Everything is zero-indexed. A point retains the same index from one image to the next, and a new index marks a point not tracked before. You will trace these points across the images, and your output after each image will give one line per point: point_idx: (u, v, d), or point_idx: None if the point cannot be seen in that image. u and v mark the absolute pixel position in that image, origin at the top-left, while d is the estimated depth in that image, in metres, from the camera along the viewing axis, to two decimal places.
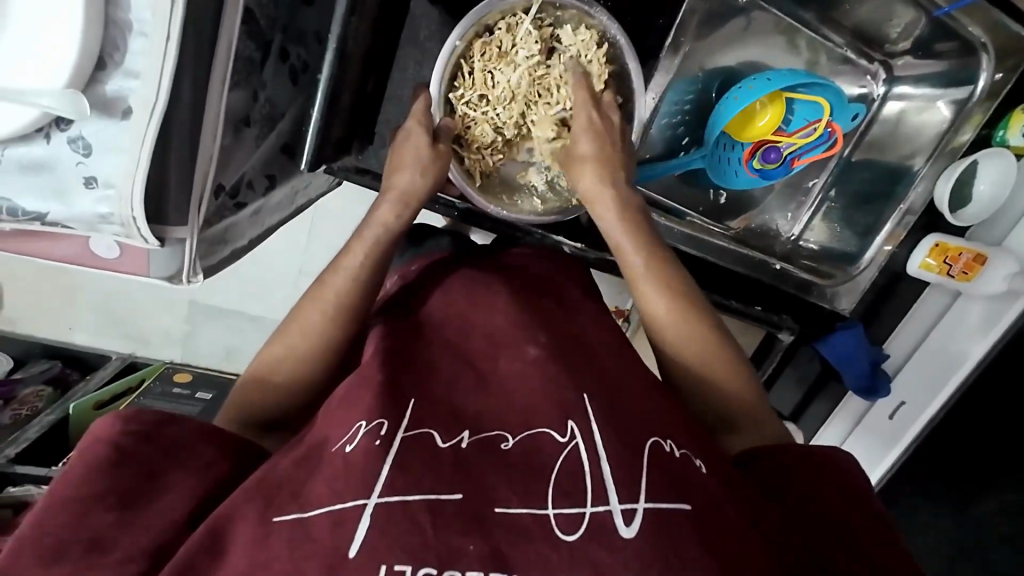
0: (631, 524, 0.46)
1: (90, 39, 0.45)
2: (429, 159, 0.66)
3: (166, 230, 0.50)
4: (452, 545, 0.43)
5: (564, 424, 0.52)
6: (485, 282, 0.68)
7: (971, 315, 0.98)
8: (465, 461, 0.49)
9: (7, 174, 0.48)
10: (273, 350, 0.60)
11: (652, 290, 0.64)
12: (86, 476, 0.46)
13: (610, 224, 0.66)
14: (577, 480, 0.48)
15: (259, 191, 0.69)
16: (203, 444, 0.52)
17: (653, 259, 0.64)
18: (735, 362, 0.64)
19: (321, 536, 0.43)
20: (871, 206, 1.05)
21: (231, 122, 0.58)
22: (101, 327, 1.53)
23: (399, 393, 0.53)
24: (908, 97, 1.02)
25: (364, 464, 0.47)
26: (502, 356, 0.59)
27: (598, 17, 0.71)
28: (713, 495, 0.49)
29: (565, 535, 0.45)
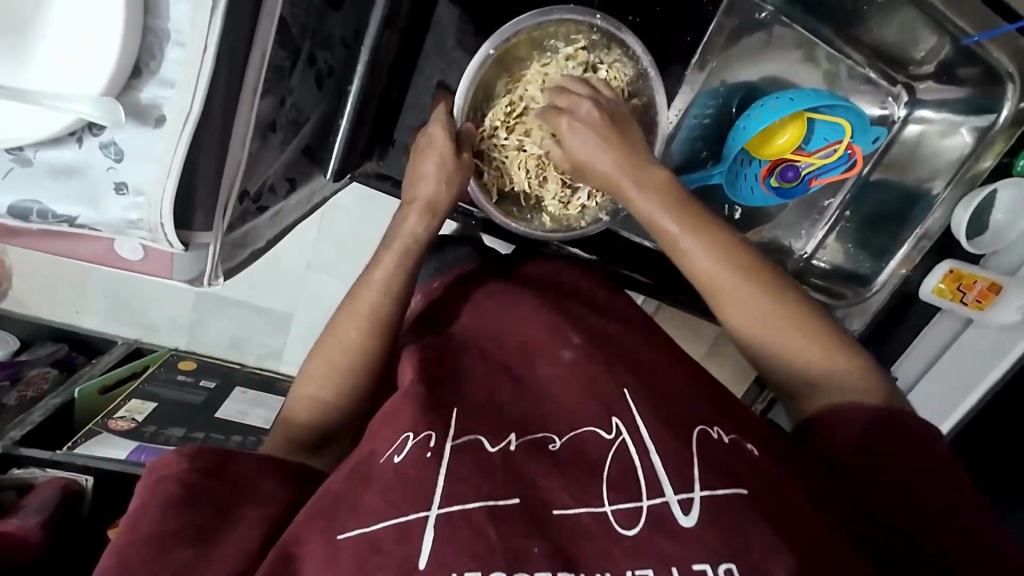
0: (689, 514, 0.45)
1: (127, 49, 0.45)
2: (452, 168, 0.66)
3: (192, 235, 0.50)
4: (517, 549, 0.44)
5: (608, 420, 0.52)
6: (512, 291, 0.68)
7: (982, 341, 0.97)
8: (514, 463, 0.49)
9: (40, 180, 0.48)
10: (317, 367, 0.61)
11: (703, 254, 0.60)
12: (161, 513, 0.49)
13: (645, 207, 0.61)
14: (631, 474, 0.48)
15: (280, 195, 0.69)
16: (264, 477, 0.54)
17: (691, 223, 0.60)
18: (814, 322, 0.59)
19: (388, 548, 0.45)
20: (885, 228, 1.05)
21: (259, 128, 0.58)
22: (110, 312, 1.55)
23: (441, 404, 0.54)
24: (929, 121, 1.02)
25: (418, 475, 0.48)
26: (538, 358, 0.60)
27: (633, 46, 0.71)
28: (769, 474, 0.49)
29: (626, 529, 0.45)
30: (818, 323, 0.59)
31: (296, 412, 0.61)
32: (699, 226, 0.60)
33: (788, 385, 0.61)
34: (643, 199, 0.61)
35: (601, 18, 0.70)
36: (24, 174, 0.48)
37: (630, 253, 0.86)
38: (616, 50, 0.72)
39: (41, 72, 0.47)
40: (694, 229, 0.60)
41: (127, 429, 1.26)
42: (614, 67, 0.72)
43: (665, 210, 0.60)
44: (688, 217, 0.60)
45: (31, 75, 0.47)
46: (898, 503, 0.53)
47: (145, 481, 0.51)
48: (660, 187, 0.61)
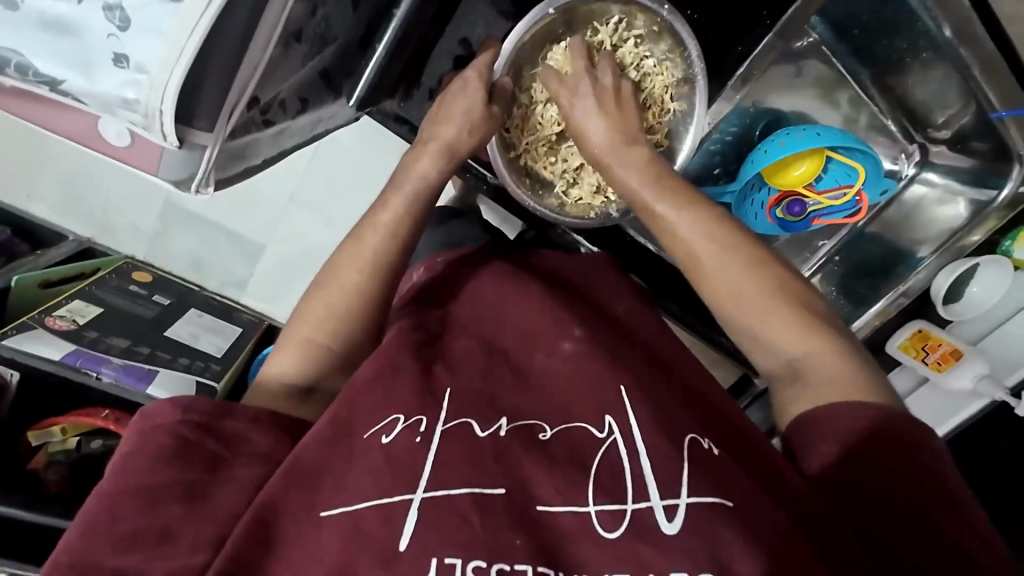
0: (674, 521, 0.45)
1: None
2: (479, 119, 0.63)
3: (190, 132, 0.47)
4: (500, 541, 0.44)
5: (601, 418, 0.52)
6: (516, 274, 0.66)
7: (935, 403, 1.03)
8: (504, 452, 0.49)
9: (26, 28, 0.43)
10: (313, 308, 0.58)
11: (687, 232, 0.60)
12: (154, 464, 0.48)
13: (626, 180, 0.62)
14: (620, 477, 0.48)
15: (289, 113, 0.64)
16: (257, 435, 0.52)
17: (672, 198, 0.60)
18: (789, 300, 0.59)
19: (371, 531, 0.45)
20: (870, 279, 1.09)
21: (284, 34, 0.52)
22: (63, 203, 1.43)
23: (433, 385, 0.54)
24: (933, 184, 1.06)
25: (407, 459, 0.48)
26: (538, 351, 0.59)
27: (690, 48, 0.67)
28: (755, 491, 0.47)
29: (607, 532, 0.45)
30: (803, 309, 0.58)
31: (281, 356, 0.58)
32: (684, 203, 0.60)
33: (776, 376, 0.59)
34: (625, 171, 0.62)
35: (669, 10, 0.66)
36: (12, 21, 0.43)
37: (633, 254, 0.85)
38: (670, 48, 0.70)
39: None
40: (672, 199, 0.60)
41: (66, 330, 1.15)
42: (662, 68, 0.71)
43: (643, 180, 0.61)
44: (667, 190, 0.61)
45: None
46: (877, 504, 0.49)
47: (135, 432, 0.50)
48: (646, 161, 0.62)
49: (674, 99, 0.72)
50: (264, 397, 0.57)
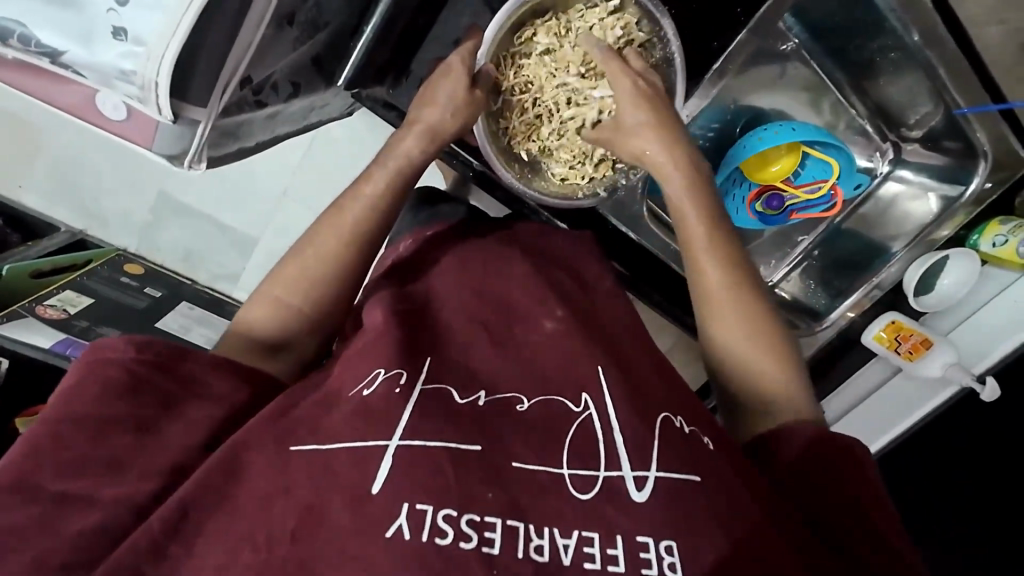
0: (642, 490, 0.48)
1: None
2: (463, 104, 0.65)
3: (183, 106, 0.50)
4: (472, 492, 0.45)
5: (579, 395, 0.54)
6: (500, 251, 0.68)
7: (897, 396, 1.09)
8: (481, 416, 0.51)
9: (30, 3, 0.45)
10: (289, 269, 0.60)
11: (693, 210, 0.65)
12: (104, 395, 0.48)
13: (673, 187, 0.66)
14: (592, 442, 0.50)
15: (281, 97, 0.67)
16: (215, 378, 0.53)
17: (704, 209, 0.65)
18: (771, 331, 0.64)
19: (340, 470, 0.46)
20: (846, 273, 1.13)
21: (276, 16, 0.55)
22: (55, 194, 1.44)
23: (418, 349, 0.56)
24: (907, 181, 1.09)
25: (387, 407, 0.49)
26: (517, 325, 0.61)
27: (665, 26, 0.70)
28: (717, 462, 0.50)
29: (580, 494, 0.47)
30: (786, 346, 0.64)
31: (252, 312, 0.59)
32: (707, 207, 0.65)
33: (743, 394, 0.64)
34: (662, 159, 0.66)
35: None
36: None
37: (615, 241, 0.87)
38: (649, 29, 0.72)
39: None
40: (699, 199, 0.65)
41: (56, 318, 1.17)
42: (642, 48, 0.73)
43: (677, 172, 0.65)
44: (699, 191, 0.65)
45: None
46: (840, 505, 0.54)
47: (84, 363, 0.50)
48: (694, 168, 0.66)
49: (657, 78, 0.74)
50: (230, 347, 0.58)
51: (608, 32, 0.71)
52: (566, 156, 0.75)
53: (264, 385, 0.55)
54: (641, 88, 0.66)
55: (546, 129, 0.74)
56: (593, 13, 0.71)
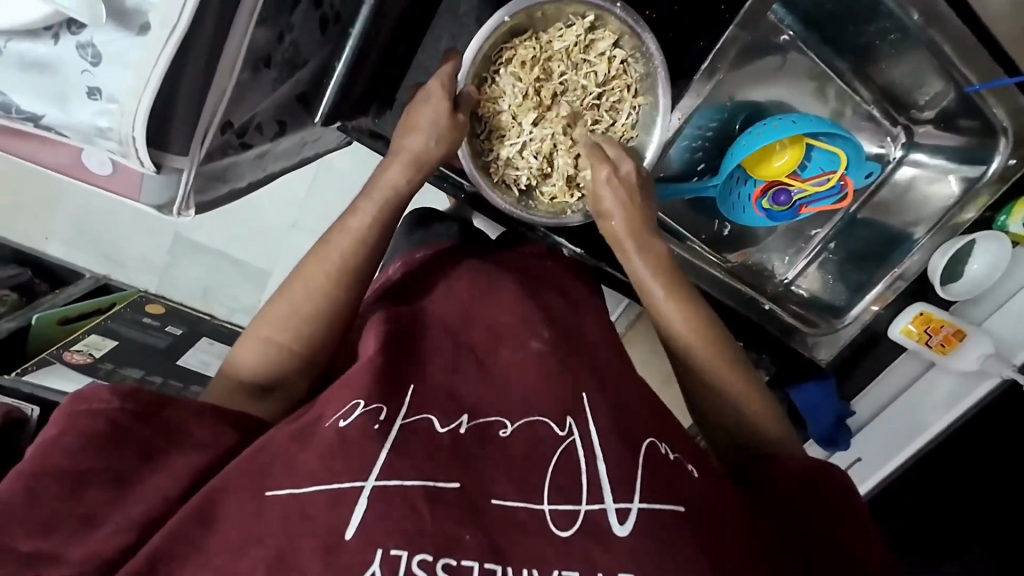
0: (626, 523, 0.46)
1: None
2: (446, 129, 0.64)
3: (165, 156, 0.50)
4: (450, 534, 0.44)
5: (563, 419, 0.52)
6: (490, 273, 0.67)
7: (938, 388, 1.00)
8: (462, 448, 0.49)
9: (9, 70, 0.46)
10: (275, 307, 0.59)
11: (683, 334, 0.66)
12: (83, 450, 0.47)
13: (637, 264, 0.68)
14: (575, 476, 0.48)
15: (267, 136, 0.67)
16: (200, 427, 0.52)
17: (681, 312, 0.66)
18: (759, 400, 0.65)
19: (316, 514, 0.44)
20: (866, 265, 1.07)
21: (250, 59, 0.56)
22: (78, 242, 1.50)
23: (399, 377, 0.54)
24: (923, 165, 1.04)
25: (363, 443, 0.47)
26: (503, 346, 0.59)
27: (646, 40, 0.68)
28: (706, 498, 0.50)
29: (560, 531, 0.46)
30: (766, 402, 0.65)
31: (242, 353, 0.59)
32: (686, 309, 0.66)
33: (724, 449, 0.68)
34: (646, 278, 0.67)
35: (621, 7, 0.67)
36: None
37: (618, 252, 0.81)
38: (630, 44, 0.70)
39: None
40: (680, 306, 0.66)
41: (82, 363, 1.19)
42: (624, 64, 0.71)
43: (658, 287, 0.67)
44: (677, 296, 0.66)
45: None
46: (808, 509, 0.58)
47: (64, 414, 0.48)
48: (655, 253, 0.68)
49: (641, 92, 0.72)
50: (219, 390, 0.58)
51: (588, 51, 0.70)
52: (552, 174, 0.73)
53: (248, 426, 0.55)
54: (617, 172, 0.68)
55: (528, 154, 0.72)
56: (573, 28, 0.70)
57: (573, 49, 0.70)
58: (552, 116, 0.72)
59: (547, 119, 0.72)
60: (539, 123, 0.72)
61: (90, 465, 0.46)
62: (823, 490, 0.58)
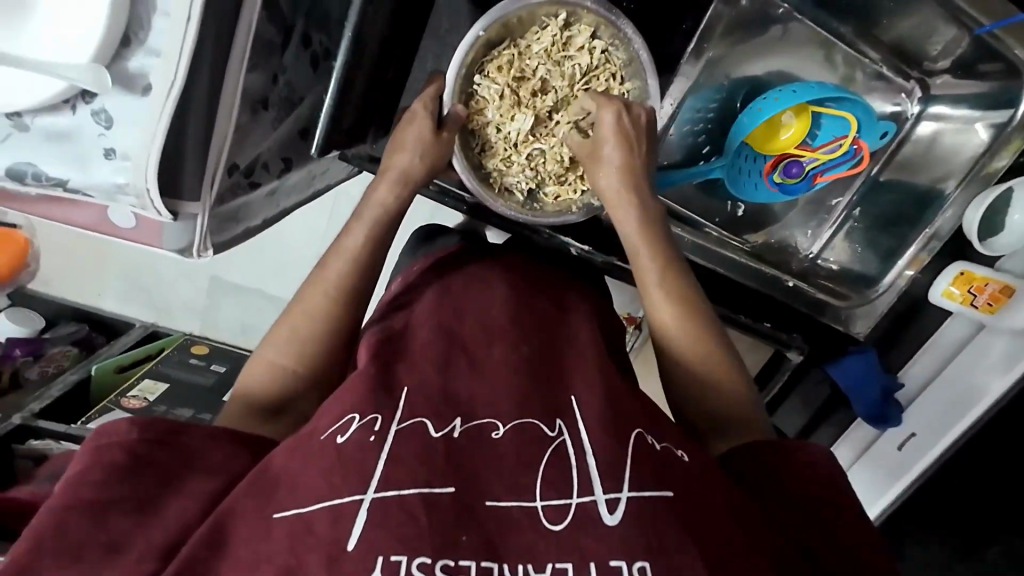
0: (615, 513, 0.45)
1: (116, 20, 0.47)
2: (430, 143, 0.68)
3: (180, 204, 0.54)
4: (447, 535, 0.44)
5: (553, 421, 0.52)
6: (483, 277, 0.69)
7: (990, 352, 0.93)
8: (455, 451, 0.49)
9: (35, 144, 0.51)
10: (289, 335, 0.62)
11: (661, 296, 0.63)
12: (104, 481, 0.49)
13: (627, 227, 0.66)
14: (565, 472, 0.48)
15: (274, 173, 0.71)
16: (215, 449, 0.54)
17: (667, 270, 0.64)
18: (737, 380, 0.62)
19: (320, 529, 0.44)
20: (896, 229, 1.01)
21: (248, 103, 0.60)
22: (124, 295, 1.59)
23: (393, 386, 0.54)
24: (945, 118, 0.98)
25: (361, 458, 0.47)
26: (495, 345, 0.59)
27: (621, 26, 0.68)
28: (698, 482, 0.49)
29: (553, 525, 0.45)
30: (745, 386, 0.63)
31: (252, 374, 0.61)
32: (672, 271, 0.64)
33: (697, 421, 0.63)
34: (637, 237, 0.65)
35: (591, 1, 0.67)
36: (21, 139, 0.51)
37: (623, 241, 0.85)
38: (609, 33, 0.70)
39: (34, 38, 0.49)
40: (669, 268, 0.64)
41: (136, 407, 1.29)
42: (607, 53, 0.71)
43: (648, 248, 0.65)
44: (667, 259, 0.65)
45: (23, 42, 0.50)
46: (794, 506, 0.53)
47: (87, 449, 0.52)
48: (643, 218, 0.66)
49: (628, 78, 0.72)
50: (232, 415, 0.60)
51: (568, 48, 0.70)
52: (552, 173, 0.74)
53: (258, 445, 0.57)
54: (624, 126, 0.66)
55: (524, 156, 0.73)
56: (548, 28, 0.70)
57: (552, 49, 0.70)
58: (542, 116, 0.72)
59: (538, 120, 0.72)
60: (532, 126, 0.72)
61: (111, 494, 0.49)
62: (824, 486, 0.54)
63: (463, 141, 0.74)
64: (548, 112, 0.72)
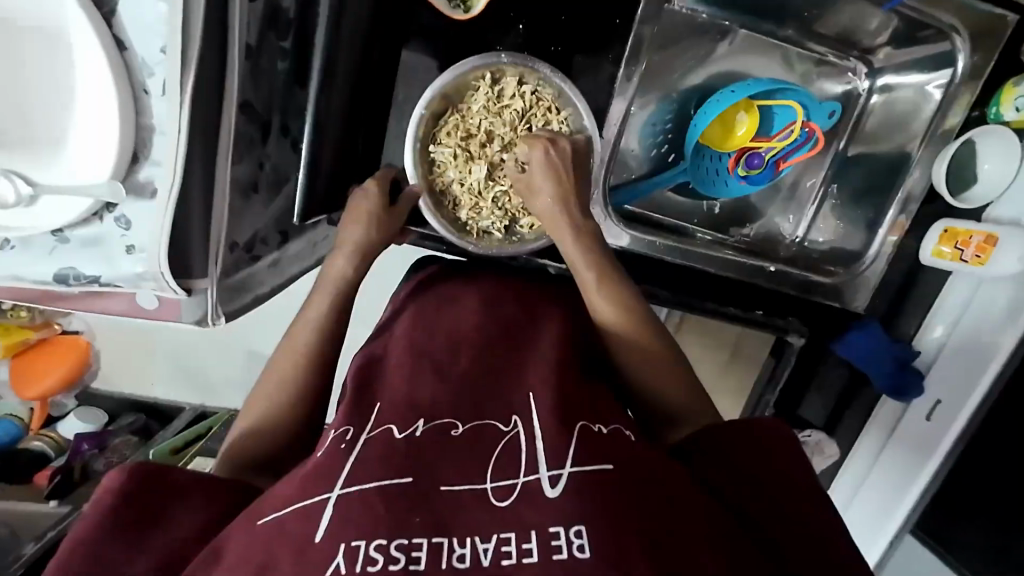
0: (556, 486, 0.48)
1: (125, 143, 0.57)
2: (382, 217, 0.76)
3: (192, 281, 0.64)
4: (401, 518, 0.46)
5: (509, 417, 0.56)
6: (456, 295, 0.76)
7: (996, 302, 0.91)
8: (416, 448, 0.52)
9: (72, 250, 0.62)
10: (288, 383, 0.69)
11: (605, 307, 0.69)
12: (97, 521, 0.53)
13: (568, 248, 0.72)
14: (514, 455, 0.51)
15: (273, 245, 0.81)
16: (197, 485, 0.57)
17: (608, 283, 0.69)
18: (686, 376, 0.67)
19: (291, 528, 0.46)
20: (871, 199, 1.03)
21: (239, 189, 0.70)
22: (174, 378, 1.64)
23: (367, 405, 0.60)
24: (895, 86, 1.01)
25: (331, 462, 0.51)
26: (460, 356, 0.65)
27: (541, 69, 0.77)
28: (640, 456, 0.51)
29: (498, 501, 0.48)
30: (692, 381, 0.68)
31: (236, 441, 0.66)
32: (612, 286, 0.69)
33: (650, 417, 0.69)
34: (578, 256, 0.71)
35: (505, 57, 0.77)
36: (63, 249, 0.62)
37: None
38: (533, 76, 0.79)
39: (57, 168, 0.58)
40: (608, 282, 0.69)
41: None
42: (536, 92, 0.79)
43: (588, 266, 0.70)
44: (606, 274, 0.70)
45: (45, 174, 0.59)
46: (757, 493, 0.54)
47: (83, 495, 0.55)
48: (583, 239, 0.72)
49: (561, 108, 0.80)
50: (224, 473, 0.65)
51: (502, 100, 0.79)
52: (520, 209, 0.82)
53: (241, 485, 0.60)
54: (552, 156, 0.74)
55: (491, 200, 0.81)
56: (481, 89, 0.79)
57: (489, 104, 0.79)
58: (495, 162, 0.80)
59: (493, 167, 0.80)
60: (490, 174, 0.80)
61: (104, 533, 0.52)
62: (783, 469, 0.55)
63: (435, 205, 0.82)
64: (500, 157, 0.80)
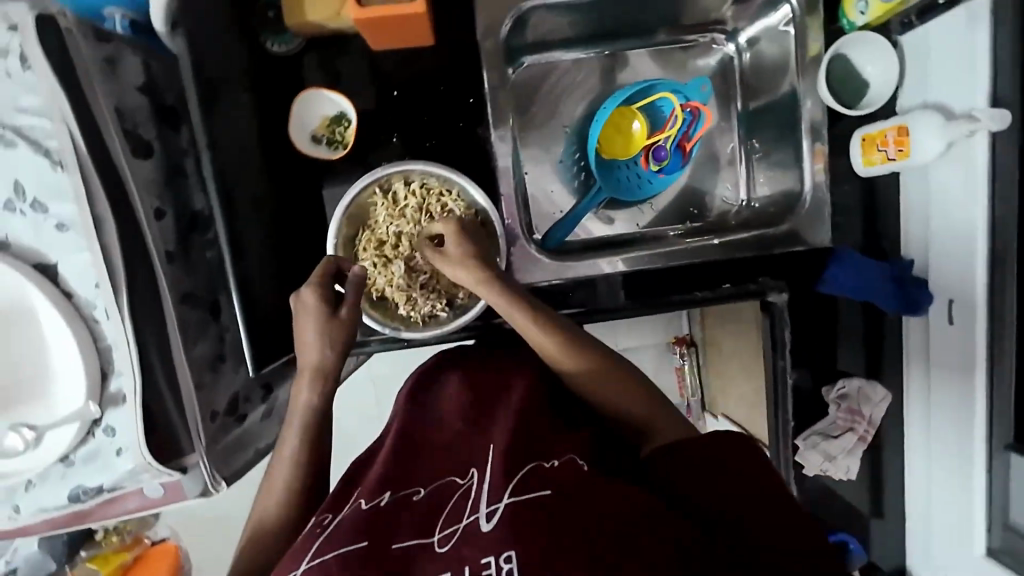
0: (491, 520, 0.53)
1: (93, 366, 0.71)
2: (329, 321, 0.76)
3: (183, 458, 0.74)
4: None
5: (467, 470, 0.61)
6: (433, 373, 0.80)
7: (948, 181, 0.86)
8: (378, 515, 0.57)
9: (78, 469, 0.74)
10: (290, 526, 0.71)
11: (549, 341, 0.72)
12: None
13: (497, 301, 0.76)
14: (462, 504, 0.57)
15: (258, 400, 0.88)
16: None
17: (543, 321, 0.73)
18: (640, 387, 0.69)
19: None
20: (783, 140, 1.02)
21: (205, 366, 0.79)
22: None
23: (347, 489, 0.65)
24: (756, 35, 1.04)
25: (304, 545, 0.56)
26: (429, 427, 0.69)
27: (416, 166, 0.86)
28: (585, 481, 0.55)
29: (440, 548, 0.53)
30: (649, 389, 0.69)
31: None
32: (548, 323, 0.73)
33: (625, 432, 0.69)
34: (508, 307, 0.75)
35: (381, 169, 0.86)
36: (72, 471, 0.74)
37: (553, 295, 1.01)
38: (414, 174, 0.88)
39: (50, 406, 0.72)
40: (541, 318, 0.73)
41: None
42: (422, 187, 0.88)
43: (520, 311, 0.74)
44: (539, 312, 0.74)
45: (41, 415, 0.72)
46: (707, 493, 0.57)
47: None
48: (509, 294, 0.76)
49: (449, 188, 0.88)
50: None
51: (398, 204, 0.88)
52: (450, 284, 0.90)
53: None
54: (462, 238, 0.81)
55: (422, 288, 0.89)
56: (377, 203, 0.88)
57: (387, 212, 0.88)
58: (413, 256, 0.88)
59: (413, 260, 0.89)
60: (412, 267, 0.89)
61: None
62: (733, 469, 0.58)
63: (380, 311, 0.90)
64: (415, 249, 0.88)
